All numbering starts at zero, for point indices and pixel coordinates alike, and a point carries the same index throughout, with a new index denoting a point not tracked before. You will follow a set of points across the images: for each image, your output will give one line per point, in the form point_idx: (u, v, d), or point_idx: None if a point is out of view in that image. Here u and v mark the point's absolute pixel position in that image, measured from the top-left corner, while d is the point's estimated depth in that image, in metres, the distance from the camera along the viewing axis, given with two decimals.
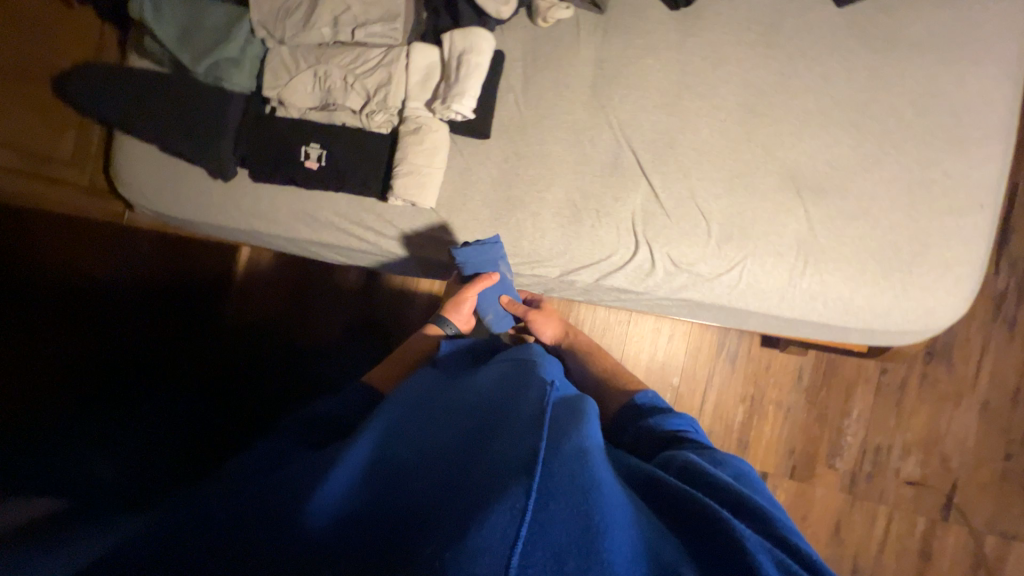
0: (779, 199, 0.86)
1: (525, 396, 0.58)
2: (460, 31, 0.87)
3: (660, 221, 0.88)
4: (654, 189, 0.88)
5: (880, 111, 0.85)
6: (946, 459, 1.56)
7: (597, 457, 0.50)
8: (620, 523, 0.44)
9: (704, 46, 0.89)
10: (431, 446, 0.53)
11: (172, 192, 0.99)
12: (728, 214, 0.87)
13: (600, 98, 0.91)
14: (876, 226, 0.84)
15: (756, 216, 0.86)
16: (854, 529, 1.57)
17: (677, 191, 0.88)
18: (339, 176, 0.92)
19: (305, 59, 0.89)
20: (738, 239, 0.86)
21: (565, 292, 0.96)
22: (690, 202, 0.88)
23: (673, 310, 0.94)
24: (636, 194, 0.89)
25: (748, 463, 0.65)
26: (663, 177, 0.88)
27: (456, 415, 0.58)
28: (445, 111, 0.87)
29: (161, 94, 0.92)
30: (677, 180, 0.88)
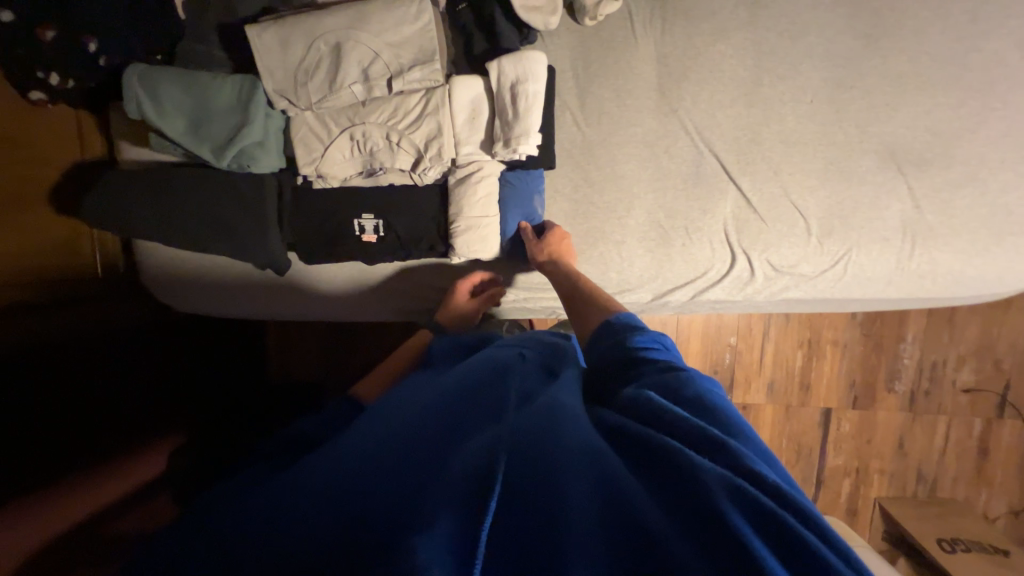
0: (879, 180, 0.80)
1: (499, 371, 0.52)
2: (508, 56, 0.76)
3: (755, 226, 0.83)
4: (744, 193, 0.82)
5: (982, 62, 0.77)
6: (999, 361, 1.62)
7: (560, 412, 0.43)
8: (577, 478, 0.36)
9: (779, 19, 0.78)
10: (382, 428, 0.45)
11: (222, 291, 0.93)
12: (827, 205, 0.81)
13: (669, 101, 0.82)
14: (984, 190, 0.79)
15: (854, 202, 0.81)
16: (916, 441, 1.68)
17: (770, 191, 0.82)
18: (404, 245, 0.84)
19: (337, 123, 0.78)
20: (840, 231, 0.82)
21: (655, 311, 0.93)
22: (784, 200, 0.82)
23: (769, 308, 0.91)
24: (724, 201, 0.83)
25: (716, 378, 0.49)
26: (751, 178, 0.82)
27: (414, 396, 0.52)
28: (508, 154, 0.78)
29: (179, 194, 0.81)
30: (768, 179, 0.82)
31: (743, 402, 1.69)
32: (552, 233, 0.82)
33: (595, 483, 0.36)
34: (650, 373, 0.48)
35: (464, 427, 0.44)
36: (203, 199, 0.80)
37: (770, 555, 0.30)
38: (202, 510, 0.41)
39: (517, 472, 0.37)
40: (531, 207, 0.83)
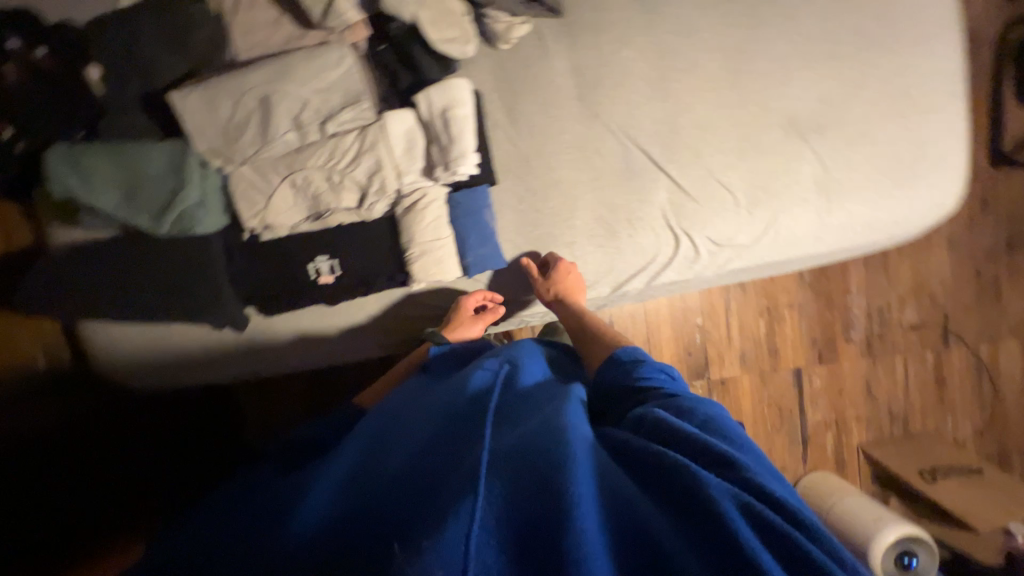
0: (788, 149, 0.89)
1: (513, 398, 0.54)
2: (435, 86, 0.80)
3: (691, 207, 0.89)
4: (674, 179, 0.88)
5: (847, 36, 0.88)
6: (933, 296, 1.77)
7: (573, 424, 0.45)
8: (592, 478, 0.37)
9: (672, 23, 0.87)
10: (398, 450, 0.47)
11: (180, 360, 0.89)
12: (748, 179, 0.89)
13: (591, 107, 0.88)
14: (876, 144, 0.89)
15: (772, 172, 0.89)
16: (881, 383, 1.78)
17: (696, 174, 0.89)
18: (362, 280, 0.84)
19: (276, 172, 0.78)
20: (765, 200, 0.89)
21: (618, 303, 0.97)
22: (710, 180, 0.89)
23: (721, 280, 0.97)
24: (658, 190, 0.89)
25: (719, 405, 0.54)
26: (678, 164, 0.88)
27: (424, 418, 0.52)
28: (450, 176, 0.81)
29: (122, 268, 0.79)
30: (692, 163, 0.89)
31: (721, 377, 1.75)
32: (559, 269, 0.86)
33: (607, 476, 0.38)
34: (660, 405, 0.53)
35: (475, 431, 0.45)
36: (149, 268, 0.79)
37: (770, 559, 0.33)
38: (216, 534, 0.42)
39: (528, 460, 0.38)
40: (483, 222, 0.85)
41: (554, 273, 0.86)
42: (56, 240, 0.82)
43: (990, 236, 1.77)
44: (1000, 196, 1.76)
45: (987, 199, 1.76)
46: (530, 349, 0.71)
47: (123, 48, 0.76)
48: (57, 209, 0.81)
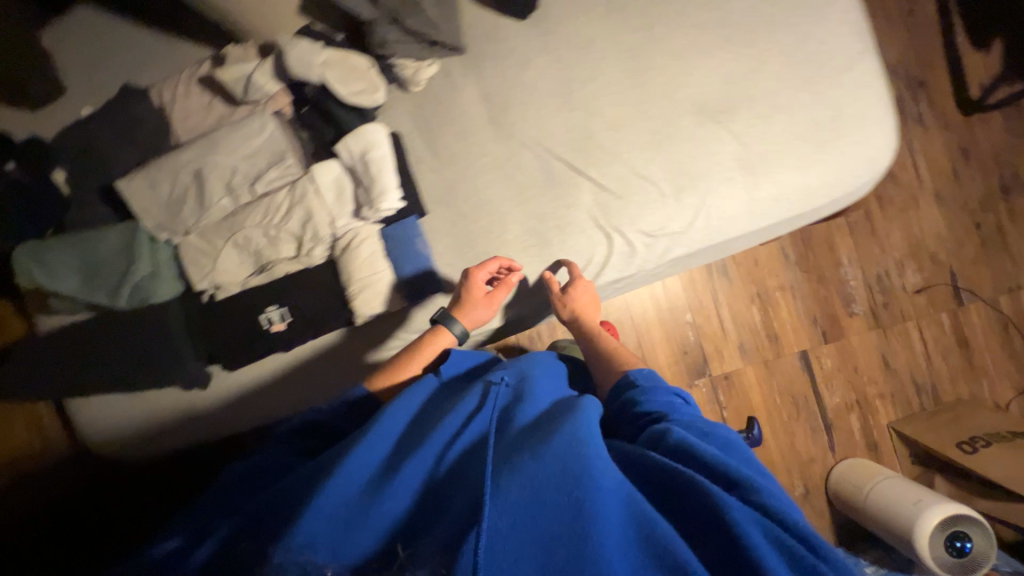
0: (703, 132, 0.91)
1: (536, 409, 0.62)
2: (351, 134, 0.86)
3: (617, 204, 0.90)
4: (595, 181, 0.91)
5: (739, 19, 0.91)
6: (934, 255, 1.69)
7: (593, 444, 0.52)
8: (616, 517, 0.46)
9: (567, 39, 0.92)
10: (444, 462, 0.55)
11: (157, 423, 0.93)
12: (668, 168, 0.90)
13: (504, 128, 0.93)
14: (791, 114, 0.90)
15: (692, 157, 0.90)
16: (898, 354, 1.68)
17: (616, 172, 0.91)
18: (311, 323, 0.89)
19: (219, 236, 0.85)
20: (689, 185, 0.90)
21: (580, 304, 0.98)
22: (631, 175, 0.91)
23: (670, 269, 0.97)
24: (582, 193, 0.91)
25: (735, 431, 0.62)
26: (597, 166, 0.91)
27: (460, 430, 0.58)
28: (376, 214, 0.86)
29: (92, 344, 0.86)
30: (610, 163, 0.91)
31: (723, 372, 1.69)
32: (581, 289, 0.88)
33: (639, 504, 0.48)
34: (681, 426, 0.60)
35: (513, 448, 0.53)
36: (115, 340, 0.85)
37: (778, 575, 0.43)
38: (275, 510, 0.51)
39: (572, 491, 0.47)
40: (415, 251, 0.90)
41: (576, 291, 0.87)
42: (37, 327, 0.90)
43: (982, 183, 1.69)
44: (981, 142, 1.69)
45: (968, 148, 1.69)
46: (546, 364, 0.78)
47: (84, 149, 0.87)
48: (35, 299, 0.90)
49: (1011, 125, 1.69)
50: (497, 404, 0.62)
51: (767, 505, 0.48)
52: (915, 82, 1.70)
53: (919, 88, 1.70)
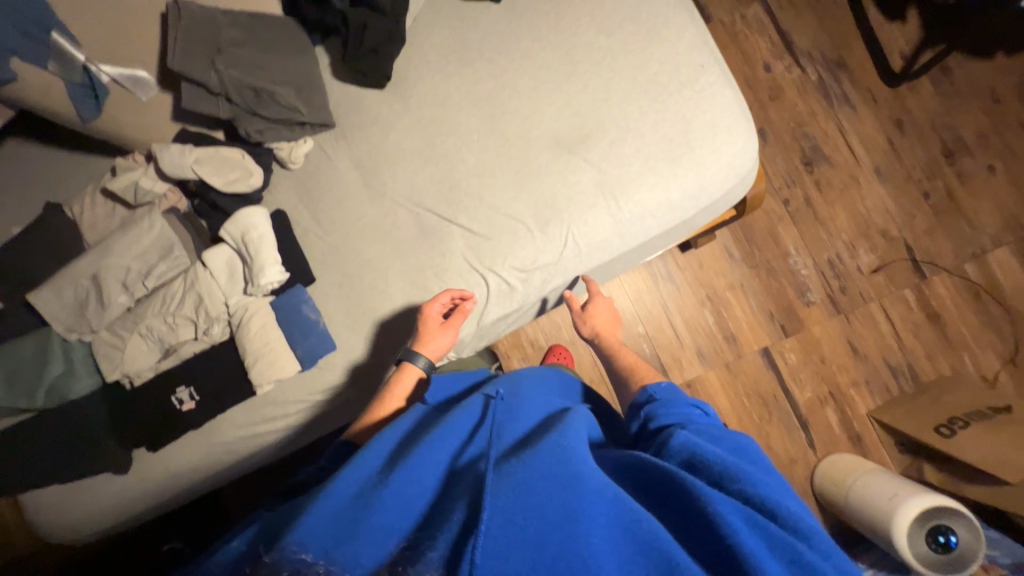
0: (561, 164, 0.94)
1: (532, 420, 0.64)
2: (232, 219, 0.93)
3: (488, 245, 0.95)
4: (465, 227, 0.96)
5: (581, 54, 0.95)
6: (885, 231, 1.63)
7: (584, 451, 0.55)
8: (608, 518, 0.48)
9: (423, 99, 0.99)
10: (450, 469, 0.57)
11: (93, 511, 0.98)
12: (532, 204, 0.94)
13: (378, 189, 0.99)
14: (643, 132, 0.92)
15: (554, 187, 0.93)
16: (866, 338, 1.61)
17: (484, 215, 0.95)
18: (218, 397, 0.95)
19: (124, 329, 0.92)
20: (554, 218, 0.93)
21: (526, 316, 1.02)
22: (498, 216, 0.95)
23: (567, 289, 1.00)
24: (454, 240, 0.96)
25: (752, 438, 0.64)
26: (466, 212, 0.96)
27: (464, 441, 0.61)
28: (259, 288, 0.93)
29: (20, 443, 0.92)
30: (478, 207, 0.96)
31: (685, 380, 1.64)
32: (596, 305, 0.94)
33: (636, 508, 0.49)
34: (684, 427, 0.63)
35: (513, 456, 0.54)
36: (40, 436, 0.92)
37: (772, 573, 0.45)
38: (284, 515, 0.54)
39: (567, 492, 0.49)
40: (304, 316, 0.95)
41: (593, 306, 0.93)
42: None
43: (922, 151, 1.64)
44: (913, 111, 1.65)
45: (901, 118, 1.66)
46: (543, 376, 0.81)
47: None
48: None
49: (942, 89, 1.65)
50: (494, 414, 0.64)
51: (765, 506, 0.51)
52: (834, 63, 1.68)
53: (840, 68, 1.68)
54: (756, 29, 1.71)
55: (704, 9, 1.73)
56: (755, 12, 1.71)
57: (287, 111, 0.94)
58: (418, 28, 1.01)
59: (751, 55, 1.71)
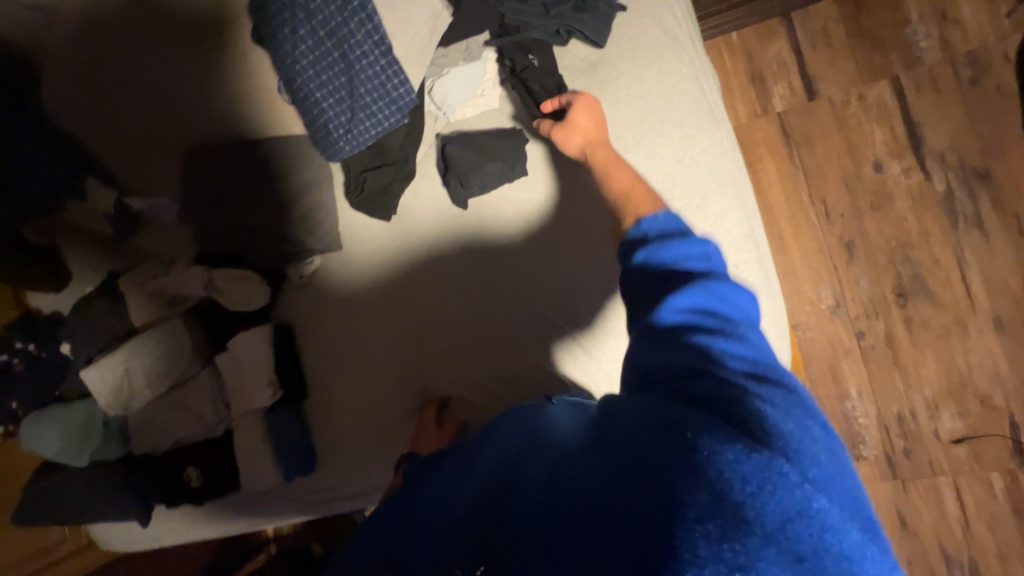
0: (549, 329, 0.95)
1: (492, 440, 0.69)
2: (240, 335, 0.99)
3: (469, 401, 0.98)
4: (455, 373, 0.98)
5: None
6: (985, 397, 1.32)
7: (527, 462, 0.59)
8: (541, 513, 0.50)
9: (426, 239, 0.97)
10: (428, 497, 0.66)
11: (126, 536, 1.14)
12: (522, 368, 0.95)
13: (373, 321, 1.01)
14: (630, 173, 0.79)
15: (558, 278, 0.95)
16: (922, 514, 1.36)
17: (472, 367, 0.97)
18: (216, 482, 1.07)
19: (143, 413, 1.05)
20: (538, 387, 0.94)
21: None
22: (487, 371, 0.97)
23: (581, 371, 0.94)
24: (443, 383, 0.99)
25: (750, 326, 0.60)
26: (455, 359, 0.98)
27: (439, 476, 0.69)
28: (252, 404, 1.01)
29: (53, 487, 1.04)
30: (469, 356, 0.97)
31: None
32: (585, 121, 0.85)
33: (569, 492, 0.51)
34: (665, 345, 0.58)
35: (463, 488, 0.62)
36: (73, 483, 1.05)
37: (735, 509, 0.42)
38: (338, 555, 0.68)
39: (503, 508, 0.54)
40: (291, 432, 1.02)
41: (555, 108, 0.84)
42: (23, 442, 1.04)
43: None
44: None
45: None
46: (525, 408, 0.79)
47: (46, 329, 1.07)
48: (31, 426, 1.04)
49: None
50: (465, 445, 0.73)
51: (722, 436, 0.47)
52: (971, 173, 1.32)
53: (979, 180, 1.32)
54: (875, 115, 1.37)
55: (811, 81, 1.41)
56: (880, 92, 1.37)
57: (292, 244, 0.96)
58: (429, 159, 0.94)
59: (860, 148, 1.38)
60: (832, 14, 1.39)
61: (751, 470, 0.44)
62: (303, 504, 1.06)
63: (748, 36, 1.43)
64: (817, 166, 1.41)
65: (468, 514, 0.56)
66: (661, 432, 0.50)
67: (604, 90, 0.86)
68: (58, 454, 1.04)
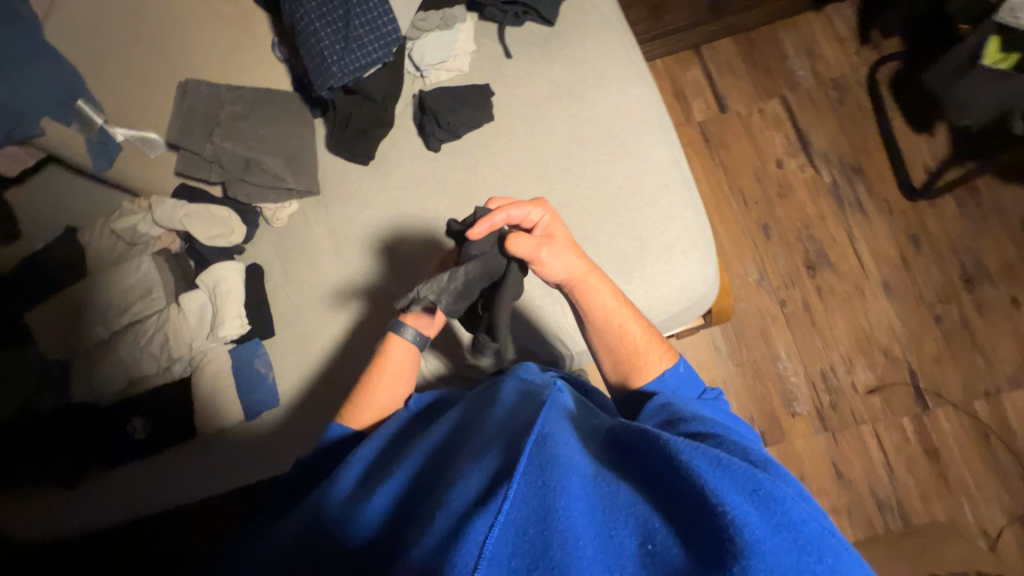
0: None
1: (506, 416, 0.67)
2: (208, 270, 1.02)
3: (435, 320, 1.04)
4: None
5: (551, 158, 0.99)
6: (887, 351, 1.53)
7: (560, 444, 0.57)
8: (581, 515, 0.50)
9: (401, 180, 1.06)
10: (435, 478, 0.64)
11: (38, 516, 1.01)
12: None
13: (346, 257, 1.06)
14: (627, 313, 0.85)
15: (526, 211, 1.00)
16: (853, 464, 1.49)
17: None
18: (165, 432, 1.01)
19: (94, 357, 1.01)
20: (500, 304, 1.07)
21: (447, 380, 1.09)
22: None
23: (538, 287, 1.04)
24: None
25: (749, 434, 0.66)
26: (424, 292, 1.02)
27: (444, 455, 0.67)
28: (218, 339, 1.01)
29: None
30: None
31: None
32: (551, 247, 0.80)
33: (615, 511, 0.51)
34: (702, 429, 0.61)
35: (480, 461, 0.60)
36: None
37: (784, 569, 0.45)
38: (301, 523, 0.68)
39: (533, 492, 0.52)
40: (254, 370, 1.02)
41: (514, 250, 0.78)
42: None
43: (938, 272, 1.54)
44: (932, 228, 1.56)
45: (918, 234, 1.57)
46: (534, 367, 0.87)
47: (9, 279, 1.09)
48: None
49: (968, 210, 1.55)
50: (470, 422, 0.71)
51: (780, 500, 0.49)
52: (850, 168, 1.63)
53: (856, 173, 1.63)
54: (772, 124, 1.70)
55: (721, 98, 1.73)
56: (774, 107, 1.70)
57: (274, 182, 1.02)
58: (407, 112, 1.07)
59: (764, 149, 1.68)
60: (732, 48, 1.75)
61: (803, 541, 0.47)
62: (258, 452, 1.01)
63: (670, 63, 1.76)
64: (732, 163, 1.69)
65: (493, 495, 0.53)
66: (720, 476, 0.50)
67: (555, 55, 1.03)
68: None
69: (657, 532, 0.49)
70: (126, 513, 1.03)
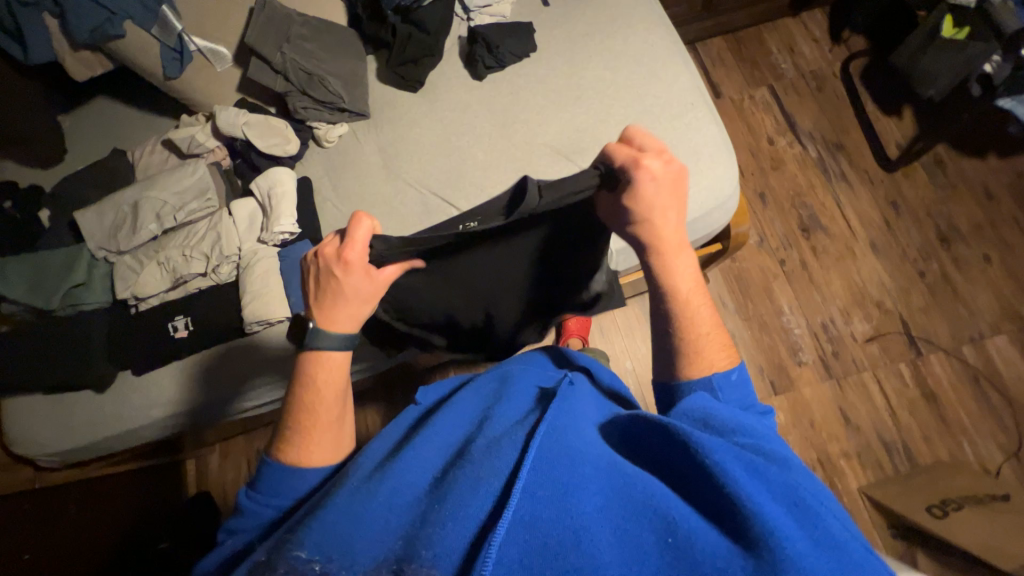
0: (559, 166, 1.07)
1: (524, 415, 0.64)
2: (265, 174, 1.07)
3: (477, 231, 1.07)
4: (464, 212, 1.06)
5: (587, 84, 1.11)
6: (880, 303, 1.65)
7: (580, 447, 0.55)
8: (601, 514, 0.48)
9: (448, 104, 1.15)
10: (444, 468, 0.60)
11: (71, 419, 1.02)
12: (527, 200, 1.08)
13: (393, 170, 1.12)
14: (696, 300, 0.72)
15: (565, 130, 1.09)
16: (858, 409, 1.56)
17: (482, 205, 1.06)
18: (206, 332, 1.01)
19: (146, 256, 1.04)
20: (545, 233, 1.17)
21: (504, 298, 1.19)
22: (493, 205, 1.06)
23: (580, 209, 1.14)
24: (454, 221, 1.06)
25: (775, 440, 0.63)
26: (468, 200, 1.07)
27: (454, 450, 0.63)
28: (272, 236, 1.03)
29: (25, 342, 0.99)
30: (479, 195, 1.07)
31: None
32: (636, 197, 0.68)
33: (639, 512, 0.49)
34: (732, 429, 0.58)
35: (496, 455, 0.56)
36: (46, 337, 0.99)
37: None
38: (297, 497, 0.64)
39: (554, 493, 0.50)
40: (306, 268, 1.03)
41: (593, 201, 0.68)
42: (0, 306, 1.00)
43: (917, 232, 1.70)
44: (908, 195, 1.74)
45: (896, 200, 1.74)
46: (539, 360, 0.90)
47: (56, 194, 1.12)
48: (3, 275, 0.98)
49: (937, 179, 1.74)
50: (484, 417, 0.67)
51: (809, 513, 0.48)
52: (832, 144, 1.83)
53: (838, 149, 1.82)
54: (761, 108, 1.89)
55: (716, 86, 1.93)
56: (763, 94, 1.91)
57: (331, 98, 1.10)
58: (454, 48, 1.19)
59: (756, 129, 1.87)
60: (723, 45, 1.98)
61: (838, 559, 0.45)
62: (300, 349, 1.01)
63: None
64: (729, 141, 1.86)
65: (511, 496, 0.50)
66: (751, 484, 0.48)
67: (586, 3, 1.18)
68: (29, 306, 0.99)
69: (679, 525, 0.47)
70: (160, 418, 1.03)
